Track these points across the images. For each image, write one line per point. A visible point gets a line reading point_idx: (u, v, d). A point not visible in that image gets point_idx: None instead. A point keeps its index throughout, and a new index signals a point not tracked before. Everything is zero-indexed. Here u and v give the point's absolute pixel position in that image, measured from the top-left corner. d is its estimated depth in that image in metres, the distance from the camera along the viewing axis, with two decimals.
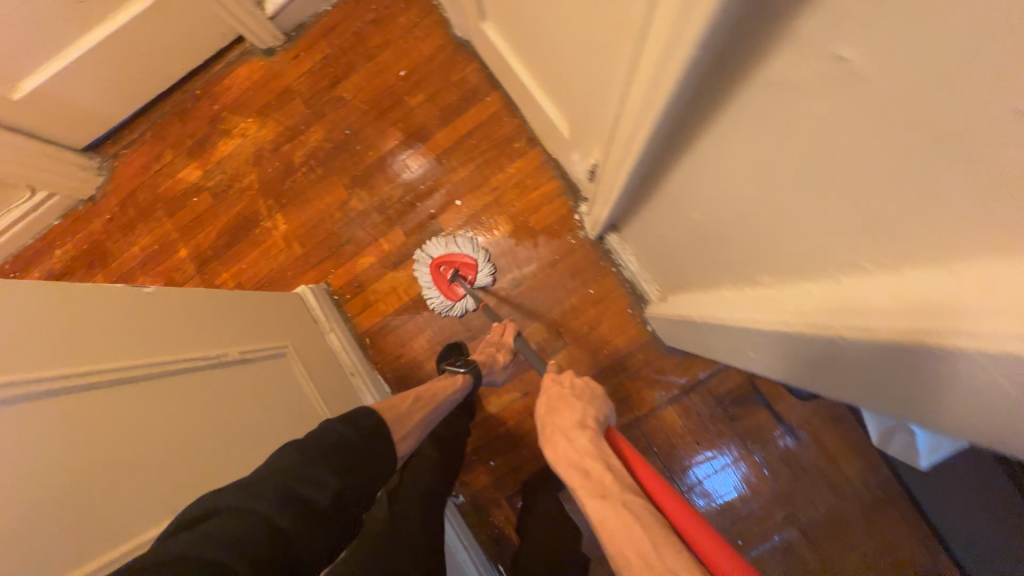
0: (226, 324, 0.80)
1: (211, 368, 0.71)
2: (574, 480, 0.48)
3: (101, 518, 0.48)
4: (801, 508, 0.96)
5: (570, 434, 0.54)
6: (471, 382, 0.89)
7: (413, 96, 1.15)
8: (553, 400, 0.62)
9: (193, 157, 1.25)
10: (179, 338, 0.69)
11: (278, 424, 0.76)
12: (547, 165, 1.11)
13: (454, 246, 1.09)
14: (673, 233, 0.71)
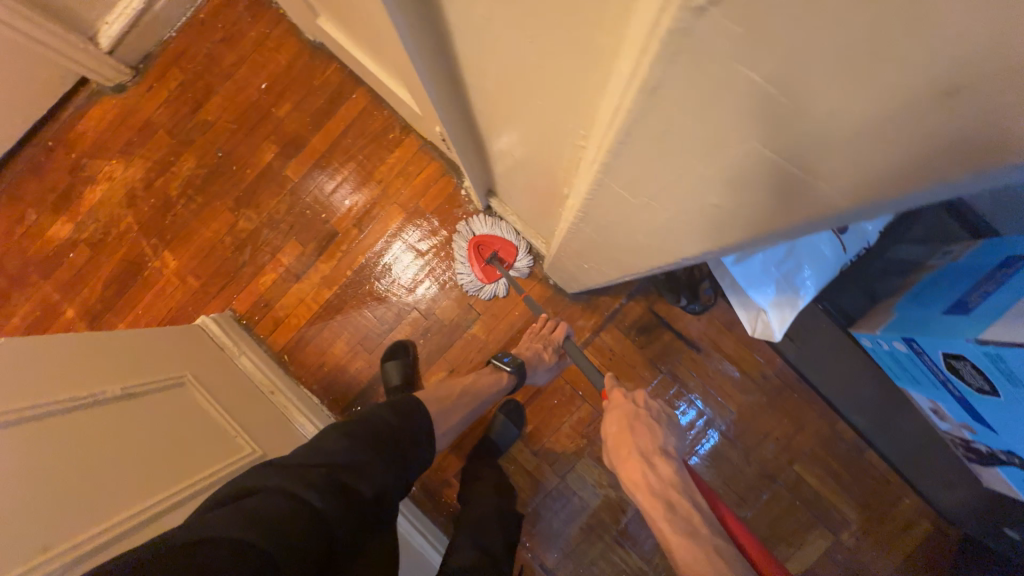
0: (103, 363, 0.76)
1: (91, 405, 0.68)
2: (659, 512, 0.51)
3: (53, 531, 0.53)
4: (717, 411, 1.05)
5: (648, 460, 0.57)
6: (513, 381, 0.92)
7: (286, 106, 1.15)
8: (624, 417, 0.64)
9: (58, 213, 1.18)
10: (49, 381, 0.66)
11: (171, 451, 0.73)
12: (426, 149, 1.14)
13: (502, 231, 1.08)
14: (522, 180, 0.73)
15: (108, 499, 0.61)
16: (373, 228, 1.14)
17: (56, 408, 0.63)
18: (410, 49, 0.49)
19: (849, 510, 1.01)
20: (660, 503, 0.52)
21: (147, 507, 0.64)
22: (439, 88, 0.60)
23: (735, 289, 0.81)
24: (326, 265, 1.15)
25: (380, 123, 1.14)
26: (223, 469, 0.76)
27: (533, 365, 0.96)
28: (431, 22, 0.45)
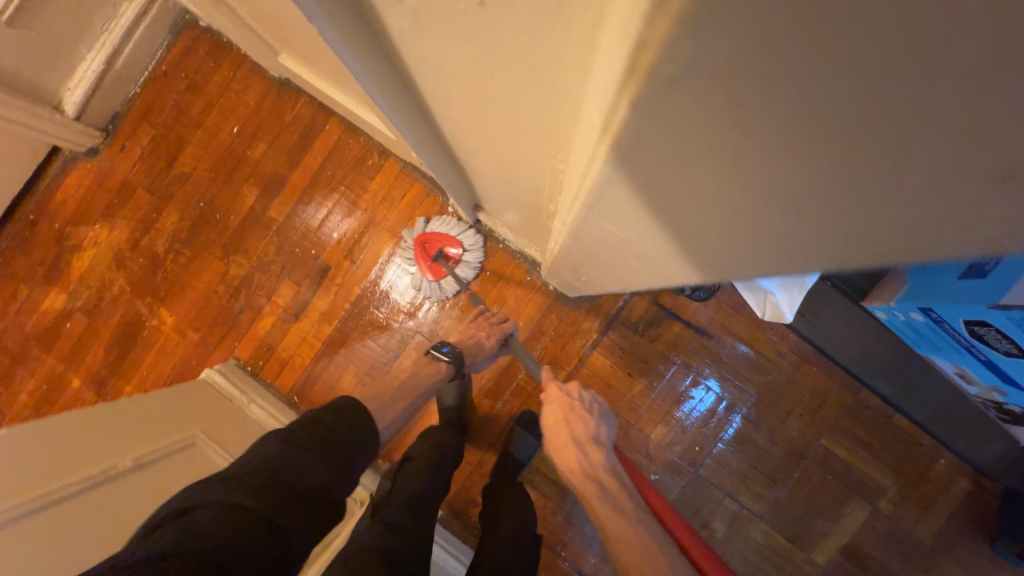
0: (96, 440, 0.73)
1: (78, 493, 0.64)
2: (592, 492, 0.64)
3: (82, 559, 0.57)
4: (736, 395, 1.03)
5: (582, 448, 0.68)
6: (452, 369, 0.90)
7: (263, 146, 1.13)
8: (561, 410, 0.72)
9: (50, 285, 1.17)
10: (31, 474, 0.63)
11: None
12: (407, 170, 1.12)
13: (445, 227, 1.06)
14: (506, 196, 0.73)
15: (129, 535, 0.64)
16: (365, 257, 1.13)
17: (37, 505, 0.60)
18: (368, 70, 0.47)
19: (882, 476, 0.99)
20: (593, 485, 0.64)
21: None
22: (410, 110, 0.57)
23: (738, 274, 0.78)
24: (323, 301, 1.13)
25: (358, 151, 1.12)
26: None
27: (476, 354, 0.92)
28: (391, 47, 0.43)
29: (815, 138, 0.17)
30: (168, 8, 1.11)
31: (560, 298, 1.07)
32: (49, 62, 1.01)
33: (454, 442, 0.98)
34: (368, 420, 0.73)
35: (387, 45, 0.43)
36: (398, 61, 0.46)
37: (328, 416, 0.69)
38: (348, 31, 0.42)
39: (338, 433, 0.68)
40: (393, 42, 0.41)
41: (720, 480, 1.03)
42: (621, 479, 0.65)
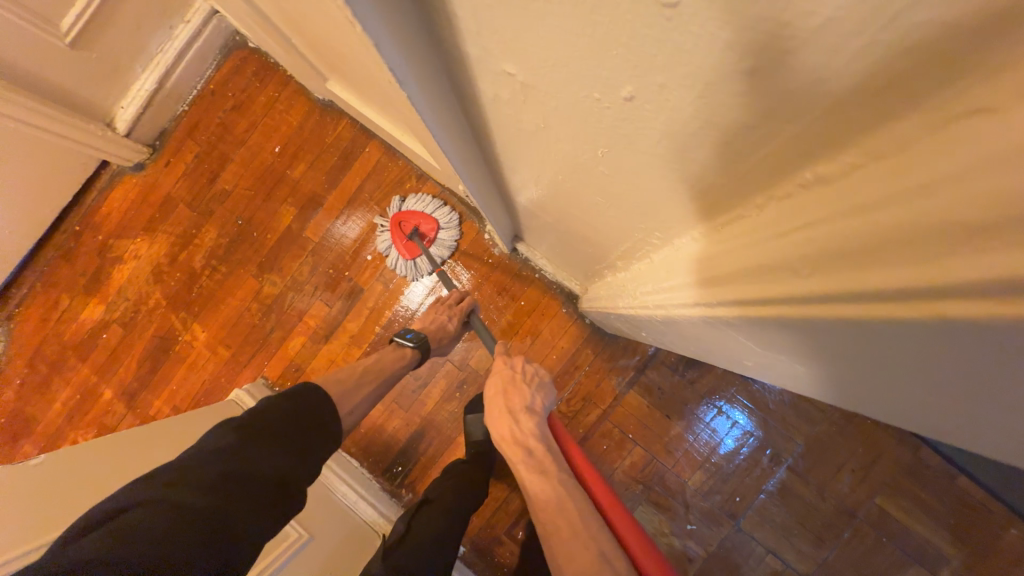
0: (121, 469, 0.72)
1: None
2: (520, 458, 0.59)
3: None
4: (782, 444, 0.97)
5: (515, 417, 0.63)
6: (419, 357, 0.86)
7: (303, 168, 1.14)
8: (501, 381, 0.68)
9: (91, 295, 1.19)
10: (57, 509, 0.61)
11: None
12: (444, 194, 1.10)
13: (421, 205, 1.07)
14: (557, 236, 0.71)
15: None
16: (397, 279, 1.11)
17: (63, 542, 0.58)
18: (448, 126, 0.45)
19: (943, 543, 0.92)
20: (521, 451, 0.59)
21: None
22: (475, 155, 0.56)
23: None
24: (354, 324, 1.12)
25: (396, 175, 1.12)
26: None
27: (441, 338, 0.91)
28: (477, 103, 0.41)
29: (930, 357, 0.20)
30: (219, 31, 1.13)
31: (595, 331, 1.03)
32: (106, 82, 1.05)
33: (482, 479, 0.95)
34: (330, 402, 0.69)
35: (471, 99, 0.41)
36: (474, 110, 0.44)
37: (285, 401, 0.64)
38: (437, 94, 0.40)
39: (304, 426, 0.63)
40: (479, 100, 0.39)
41: (763, 536, 0.96)
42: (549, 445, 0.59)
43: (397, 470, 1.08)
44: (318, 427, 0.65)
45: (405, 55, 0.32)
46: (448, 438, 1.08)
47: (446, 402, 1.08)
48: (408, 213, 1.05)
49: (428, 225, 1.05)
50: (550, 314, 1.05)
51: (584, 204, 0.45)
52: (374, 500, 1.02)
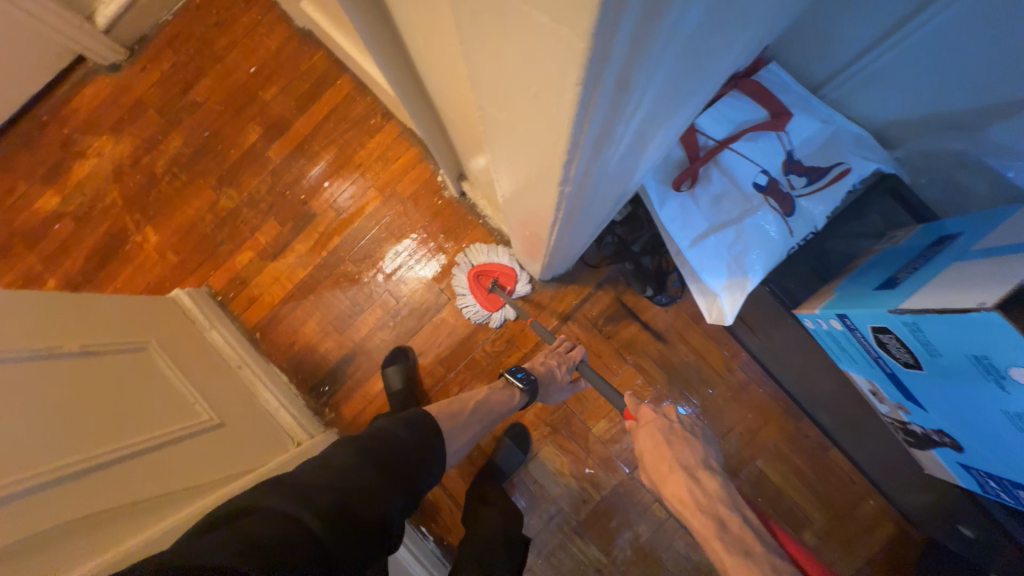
0: (69, 322, 0.79)
1: (11, 360, 0.65)
2: (710, 530, 0.56)
3: (48, 418, 0.64)
4: (682, 403, 1.05)
5: (692, 475, 0.62)
6: (526, 398, 0.88)
7: (273, 91, 1.18)
8: (658, 432, 0.68)
9: (47, 185, 1.21)
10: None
11: (86, 420, 0.68)
12: (406, 135, 1.15)
13: (497, 256, 1.09)
14: (469, 150, 0.75)
15: (93, 414, 0.69)
16: (350, 211, 1.15)
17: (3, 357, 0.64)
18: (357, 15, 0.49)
19: (808, 507, 1.01)
20: (711, 520, 0.57)
21: (21, 479, 0.56)
22: (387, 65, 0.59)
23: (692, 274, 0.81)
24: (302, 246, 1.16)
25: (363, 111, 1.16)
26: (139, 444, 0.71)
27: (548, 383, 0.91)
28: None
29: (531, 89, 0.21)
30: None
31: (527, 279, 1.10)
32: None
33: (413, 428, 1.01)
34: (438, 440, 0.72)
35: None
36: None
37: (405, 431, 0.69)
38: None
39: (410, 459, 0.67)
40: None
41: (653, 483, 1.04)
42: (744, 515, 0.58)
43: (323, 390, 1.13)
44: (422, 458, 0.68)
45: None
46: (376, 365, 1.13)
47: (381, 331, 1.13)
48: (487, 265, 1.07)
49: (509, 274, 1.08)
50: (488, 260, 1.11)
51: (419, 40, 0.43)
52: (296, 411, 1.06)
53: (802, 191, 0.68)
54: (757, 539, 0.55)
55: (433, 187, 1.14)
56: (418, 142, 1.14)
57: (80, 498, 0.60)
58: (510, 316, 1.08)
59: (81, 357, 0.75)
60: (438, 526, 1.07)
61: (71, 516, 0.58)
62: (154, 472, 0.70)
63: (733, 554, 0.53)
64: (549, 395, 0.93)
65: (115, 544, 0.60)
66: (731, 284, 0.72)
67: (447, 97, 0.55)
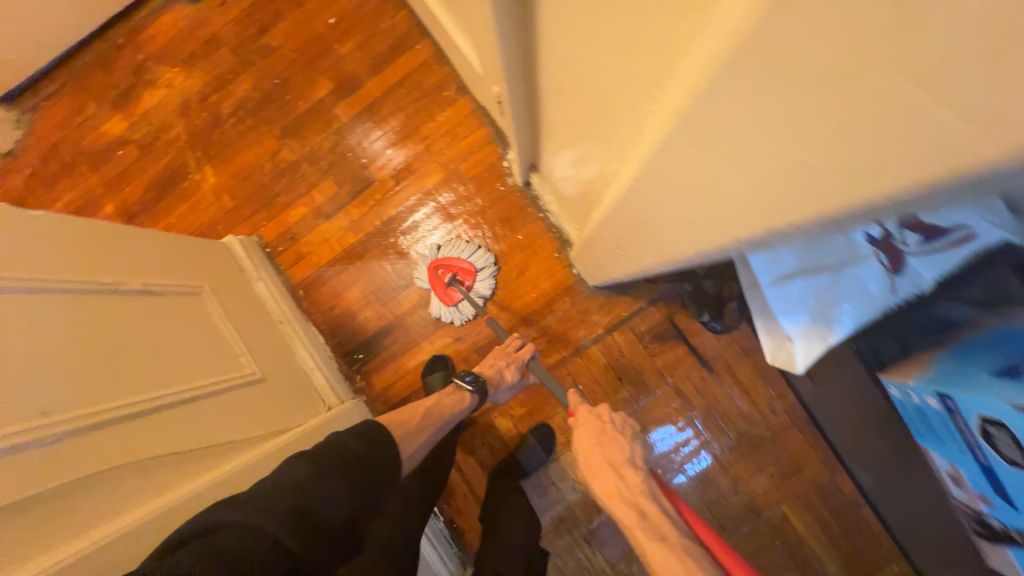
0: (131, 259, 0.79)
1: (74, 292, 0.65)
2: (632, 519, 0.53)
3: (106, 358, 0.64)
4: (714, 434, 1.02)
5: (620, 473, 0.59)
6: (477, 400, 0.90)
7: (350, 47, 1.14)
8: (594, 432, 0.66)
9: (116, 109, 1.22)
10: (31, 255, 0.63)
11: (135, 364, 0.68)
12: (478, 113, 1.11)
13: (455, 250, 1.08)
14: (564, 155, 0.73)
15: (147, 359, 0.70)
16: (409, 183, 1.13)
17: (64, 290, 0.64)
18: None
19: (827, 560, 0.98)
20: (634, 511, 0.54)
21: (75, 418, 0.56)
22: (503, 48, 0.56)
23: (764, 312, 0.77)
24: (357, 211, 1.14)
25: (438, 81, 1.12)
26: (187, 392, 0.72)
27: (498, 384, 0.94)
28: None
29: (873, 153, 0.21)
30: None
31: (578, 282, 1.07)
32: None
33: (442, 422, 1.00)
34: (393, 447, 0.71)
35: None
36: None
37: (360, 445, 0.67)
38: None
39: (370, 469, 0.66)
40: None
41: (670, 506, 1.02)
42: (660, 501, 0.55)
43: (357, 357, 1.13)
44: (385, 476, 0.67)
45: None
46: (412, 342, 1.12)
47: (421, 309, 1.12)
48: (446, 260, 1.07)
49: (468, 270, 1.07)
50: (541, 256, 1.08)
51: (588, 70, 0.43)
52: (329, 374, 1.07)
53: (914, 249, 0.63)
54: (674, 526, 0.51)
55: (496, 171, 1.10)
56: (489, 123, 1.10)
57: (132, 440, 0.61)
58: (471, 313, 1.08)
59: (138, 295, 0.75)
60: (451, 510, 1.08)
61: (115, 461, 0.58)
62: (195, 423, 0.71)
63: (649, 538, 0.50)
64: (499, 395, 0.96)
65: (148, 498, 0.60)
66: (809, 335, 0.69)
67: (577, 113, 0.54)
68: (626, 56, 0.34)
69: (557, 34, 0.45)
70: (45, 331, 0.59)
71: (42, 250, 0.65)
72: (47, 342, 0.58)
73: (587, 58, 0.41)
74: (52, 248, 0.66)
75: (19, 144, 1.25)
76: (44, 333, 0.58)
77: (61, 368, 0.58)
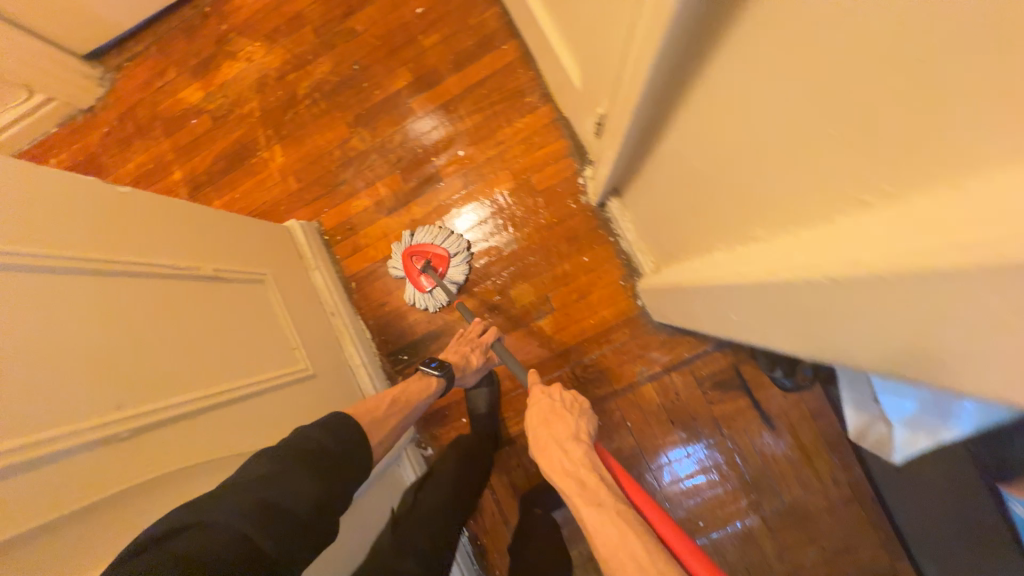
0: (206, 241, 0.79)
1: (152, 276, 0.65)
2: (571, 489, 0.55)
3: (178, 346, 0.64)
4: (766, 494, 0.95)
5: (562, 446, 0.61)
6: (443, 385, 0.87)
7: (435, 40, 1.11)
8: (543, 411, 0.68)
9: (195, 77, 1.22)
10: (115, 235, 0.63)
11: (204, 355, 0.67)
12: (559, 124, 1.06)
13: (430, 237, 1.07)
14: (666, 195, 0.68)
15: (215, 349, 0.70)
16: (476, 187, 1.09)
17: (141, 273, 0.64)
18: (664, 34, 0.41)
19: None
20: (571, 480, 0.56)
21: (152, 410, 0.56)
22: (636, 86, 0.51)
23: (856, 383, 0.72)
24: (420, 209, 1.11)
25: (521, 84, 1.08)
26: (250, 387, 0.72)
27: (464, 368, 0.92)
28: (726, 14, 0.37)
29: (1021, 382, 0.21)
30: None
31: (640, 314, 1.01)
32: None
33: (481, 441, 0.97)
34: (362, 434, 0.68)
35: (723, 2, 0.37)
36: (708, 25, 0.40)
37: (325, 436, 0.64)
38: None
39: (336, 456, 0.63)
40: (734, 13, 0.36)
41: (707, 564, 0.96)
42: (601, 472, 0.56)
43: (401, 358, 1.11)
44: None
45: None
46: None
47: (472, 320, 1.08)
48: (421, 245, 1.05)
49: (444, 256, 1.05)
50: (605, 282, 1.03)
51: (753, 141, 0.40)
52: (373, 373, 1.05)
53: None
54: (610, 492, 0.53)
55: (570, 186, 1.05)
56: (569, 135, 1.05)
57: (199, 435, 0.61)
58: (445, 300, 1.06)
59: (209, 280, 0.75)
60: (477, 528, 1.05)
61: (183, 462, 0.57)
62: (254, 420, 0.70)
63: (586, 506, 0.52)
64: (467, 380, 0.94)
65: None
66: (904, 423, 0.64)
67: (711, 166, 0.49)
68: (857, 139, 0.29)
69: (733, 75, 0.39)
70: (124, 317, 0.59)
71: (125, 230, 0.65)
72: (126, 328, 0.58)
73: (777, 111, 0.35)
74: (135, 228, 0.66)
75: (102, 101, 1.28)
76: (123, 320, 0.58)
77: (137, 356, 0.58)
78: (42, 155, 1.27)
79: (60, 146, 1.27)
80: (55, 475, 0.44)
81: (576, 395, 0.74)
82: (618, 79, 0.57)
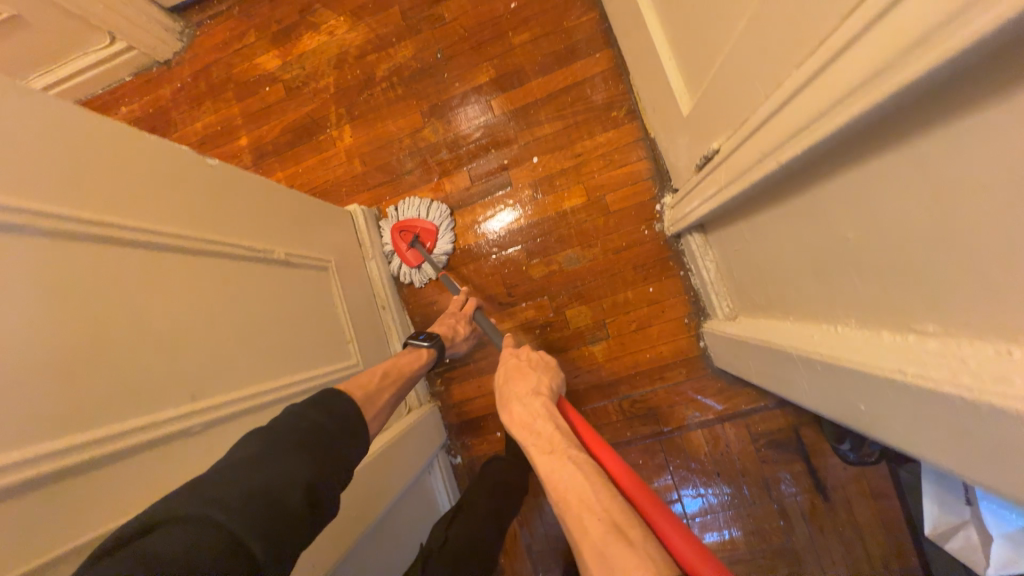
0: (281, 219, 0.77)
1: (233, 257, 0.65)
2: (528, 439, 0.53)
3: (249, 334, 0.64)
4: (808, 567, 0.89)
5: (522, 400, 0.59)
6: (434, 357, 0.81)
7: (525, 40, 1.06)
8: (508, 371, 0.66)
9: (274, 45, 1.20)
10: (201, 211, 0.62)
11: (267, 346, 0.66)
12: (643, 144, 1.01)
13: (416, 210, 1.07)
14: (771, 249, 0.63)
15: (278, 340, 0.69)
16: (545, 197, 1.04)
17: (220, 253, 0.63)
18: (848, 113, 0.36)
19: None
20: (528, 433, 0.53)
21: (218, 402, 0.55)
22: (781, 148, 0.46)
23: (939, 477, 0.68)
24: (483, 211, 1.07)
25: (610, 97, 1.02)
26: (304, 381, 0.70)
27: (452, 339, 0.88)
28: (928, 107, 0.32)
29: None
30: None
31: (701, 355, 0.96)
32: None
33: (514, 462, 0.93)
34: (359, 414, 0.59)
35: (921, 100, 0.32)
36: (899, 115, 0.35)
37: (320, 414, 0.55)
38: (880, 71, 0.32)
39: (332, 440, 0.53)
40: (938, 117, 0.31)
41: None
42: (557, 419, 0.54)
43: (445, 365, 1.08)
44: None
45: (995, 24, 0.24)
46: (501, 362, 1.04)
47: (519, 333, 1.04)
48: (409, 220, 1.05)
49: (431, 230, 1.05)
50: (668, 317, 0.98)
51: (929, 244, 0.35)
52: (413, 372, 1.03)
53: None
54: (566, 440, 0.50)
55: (645, 210, 1.00)
56: (653, 158, 1.00)
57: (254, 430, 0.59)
58: (434, 273, 1.06)
59: (279, 261, 0.74)
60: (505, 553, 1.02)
61: None
62: None
63: (540, 454, 0.49)
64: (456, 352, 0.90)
65: None
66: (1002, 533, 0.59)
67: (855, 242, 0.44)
68: None
69: (920, 162, 0.34)
70: (199, 298, 0.58)
71: (212, 207, 0.64)
72: (200, 308, 0.58)
73: (988, 219, 0.30)
74: (220, 203, 0.65)
75: (179, 56, 1.27)
76: (199, 301, 0.58)
77: (209, 342, 0.57)
78: (116, 102, 1.28)
79: (134, 95, 1.28)
80: (120, 476, 0.44)
81: (543, 355, 0.71)
82: (752, 129, 0.52)
